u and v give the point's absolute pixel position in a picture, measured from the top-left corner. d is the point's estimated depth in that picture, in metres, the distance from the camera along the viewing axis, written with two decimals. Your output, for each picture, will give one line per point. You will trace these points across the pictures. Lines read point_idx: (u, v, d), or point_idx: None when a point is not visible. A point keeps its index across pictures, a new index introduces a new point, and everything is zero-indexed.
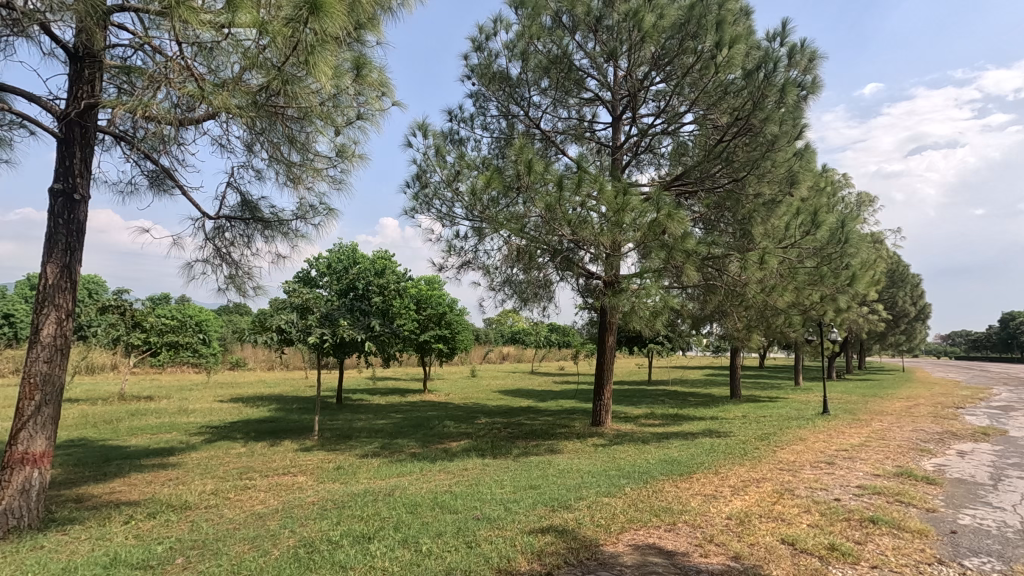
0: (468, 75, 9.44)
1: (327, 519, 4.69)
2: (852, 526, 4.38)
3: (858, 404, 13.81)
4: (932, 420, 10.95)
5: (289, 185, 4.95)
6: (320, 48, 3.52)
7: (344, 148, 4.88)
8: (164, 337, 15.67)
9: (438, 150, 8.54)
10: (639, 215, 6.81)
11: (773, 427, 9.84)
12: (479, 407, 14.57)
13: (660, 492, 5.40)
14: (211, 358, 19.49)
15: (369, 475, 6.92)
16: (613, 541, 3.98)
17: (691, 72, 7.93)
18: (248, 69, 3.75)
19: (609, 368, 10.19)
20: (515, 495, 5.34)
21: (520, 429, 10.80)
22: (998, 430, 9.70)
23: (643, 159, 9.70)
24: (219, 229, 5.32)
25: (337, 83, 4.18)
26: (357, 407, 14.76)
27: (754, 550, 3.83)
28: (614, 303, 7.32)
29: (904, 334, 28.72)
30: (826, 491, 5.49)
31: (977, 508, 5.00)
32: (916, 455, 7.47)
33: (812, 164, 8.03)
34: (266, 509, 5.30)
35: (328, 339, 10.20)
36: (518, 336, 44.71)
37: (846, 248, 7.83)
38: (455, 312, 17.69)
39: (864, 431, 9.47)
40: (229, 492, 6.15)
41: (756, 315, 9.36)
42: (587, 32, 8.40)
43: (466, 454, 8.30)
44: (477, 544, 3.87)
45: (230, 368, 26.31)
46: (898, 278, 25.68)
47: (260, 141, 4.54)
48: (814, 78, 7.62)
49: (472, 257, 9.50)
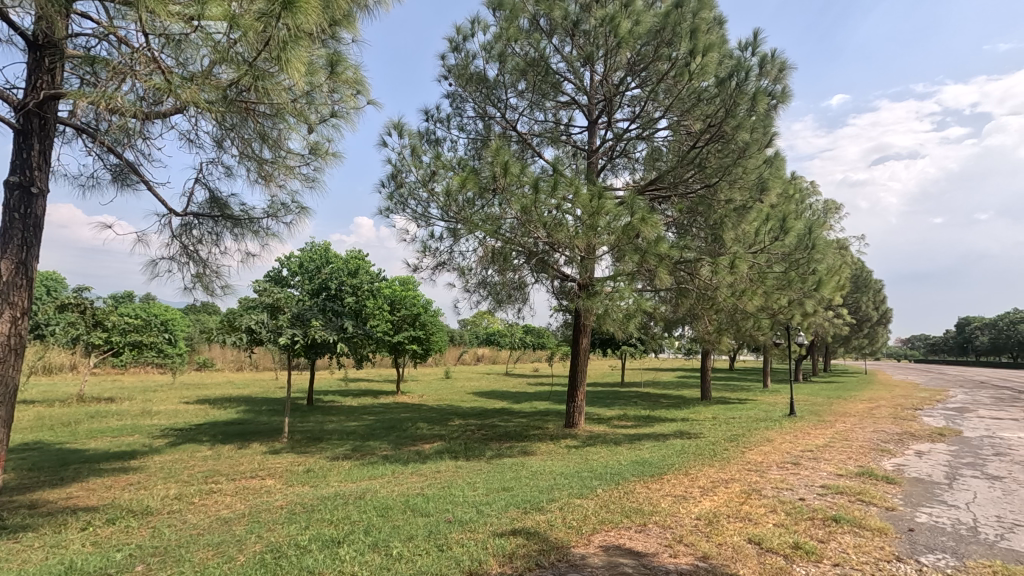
0: (445, 75, 9.42)
1: (295, 523, 4.60)
2: (816, 525, 4.49)
3: (824, 406, 14.21)
4: (892, 421, 11.35)
5: (260, 182, 4.81)
6: (294, 45, 3.48)
7: (318, 146, 4.79)
8: (127, 337, 15.24)
9: (414, 150, 8.47)
10: (613, 219, 6.86)
11: (742, 428, 10.07)
12: (453, 409, 14.52)
13: (632, 493, 5.46)
14: (178, 358, 18.95)
15: (340, 478, 6.81)
16: (584, 542, 4.01)
17: (665, 79, 8.03)
18: (218, 63, 3.66)
19: (583, 371, 10.27)
20: (487, 497, 5.34)
21: (494, 431, 10.80)
22: (953, 431, 10.14)
23: (618, 163, 9.80)
24: (186, 226, 5.13)
25: (310, 80, 4.08)
26: (329, 409, 14.57)
27: (722, 550, 3.89)
28: (588, 306, 7.37)
29: (867, 338, 29.68)
30: (791, 492, 5.62)
31: (934, 507, 5.18)
32: (876, 455, 7.72)
33: (781, 171, 8.22)
34: (232, 514, 5.17)
35: (299, 339, 10.00)
36: (493, 337, 44.71)
37: (812, 253, 8.17)
38: (430, 313, 17.58)
39: (829, 432, 9.74)
40: (193, 496, 5.98)
41: (727, 319, 9.55)
42: (564, 36, 8.47)
43: (439, 455, 8.28)
44: (448, 547, 3.85)
45: (197, 369, 25.71)
46: (862, 283, 26.50)
47: (230, 136, 4.43)
48: (784, 88, 7.81)
49: (447, 258, 9.46)
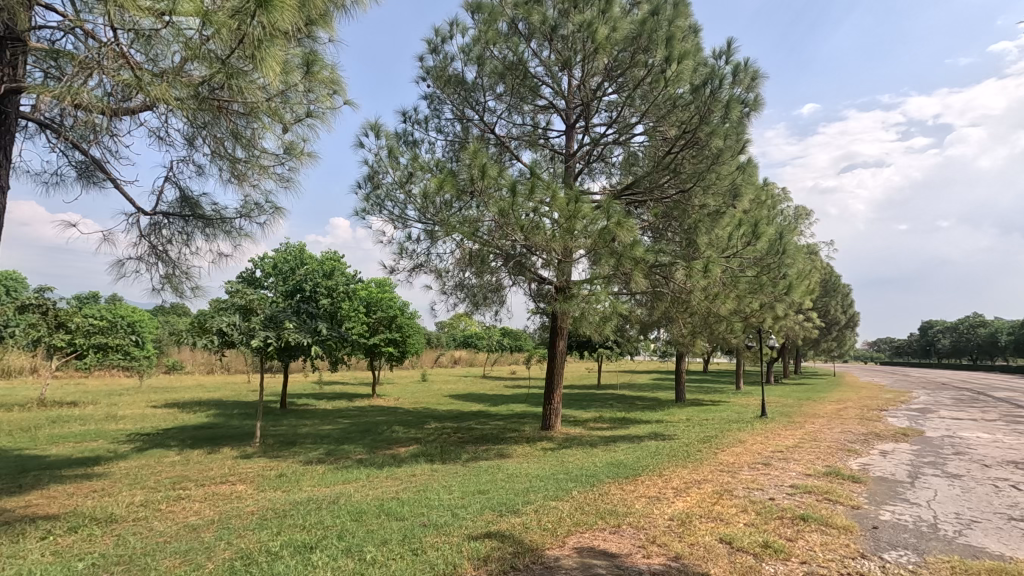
0: (423, 77, 9.39)
1: (267, 529, 4.52)
2: (785, 524, 4.60)
3: (794, 407, 14.55)
4: (858, 422, 11.67)
5: (233, 182, 4.70)
6: (268, 43, 3.44)
7: (293, 146, 4.71)
8: (91, 338, 14.78)
9: (391, 151, 8.41)
10: (590, 223, 6.92)
11: (715, 430, 10.24)
12: (429, 412, 14.41)
13: (606, 494, 5.51)
14: (145, 360, 18.45)
15: (313, 482, 6.72)
16: (559, 544, 4.03)
17: (642, 84, 8.15)
18: (191, 61, 3.59)
19: (560, 373, 10.33)
20: (463, 500, 5.33)
21: (471, 433, 10.76)
22: (916, 431, 10.47)
23: (595, 167, 9.89)
24: (155, 226, 4.98)
25: (286, 79, 4.04)
26: (302, 413, 14.33)
27: (694, 550, 3.96)
28: (565, 308, 7.43)
29: (836, 341, 30.46)
30: (762, 492, 5.74)
31: (896, 505, 5.35)
32: (843, 455, 7.93)
33: (753, 178, 8.40)
34: (201, 520, 5.05)
35: (272, 341, 9.83)
36: (471, 340, 44.55)
37: (783, 258, 8.34)
38: (407, 315, 17.44)
39: (799, 433, 9.94)
40: (160, 503, 5.82)
41: (701, 322, 9.69)
42: (542, 40, 8.53)
43: (414, 459, 8.23)
44: (423, 551, 3.83)
45: (166, 372, 25.07)
46: (831, 287, 27.17)
47: (202, 134, 4.34)
48: (756, 96, 8.00)
49: (424, 260, 9.42)
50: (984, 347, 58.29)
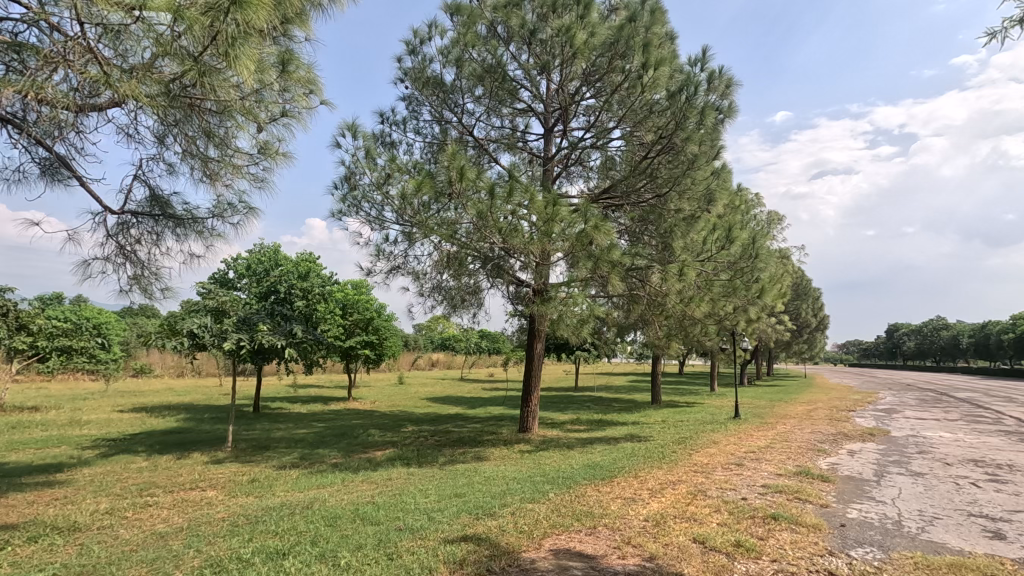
0: (401, 78, 9.34)
1: (238, 536, 4.42)
2: (756, 523, 4.70)
3: (766, 409, 14.86)
4: (828, 422, 11.96)
5: (204, 182, 4.60)
6: (242, 41, 3.38)
7: (267, 146, 4.61)
8: (55, 341, 14.42)
9: (368, 152, 8.35)
10: (567, 226, 6.96)
11: (689, 431, 10.37)
12: (406, 415, 14.30)
13: (583, 496, 5.55)
14: (111, 364, 17.92)
15: (287, 488, 6.61)
16: (535, 547, 4.04)
17: (619, 90, 8.24)
18: (161, 57, 3.52)
19: (537, 376, 10.37)
20: (440, 504, 5.30)
21: (448, 437, 10.70)
22: (882, 431, 10.76)
23: (573, 171, 9.96)
24: (123, 225, 4.83)
25: (261, 78, 3.97)
26: (276, 416, 14.10)
27: (668, 550, 4.01)
28: (543, 311, 7.49)
29: (807, 343, 31.16)
30: (734, 492, 5.84)
31: (864, 503, 5.50)
32: (813, 455, 8.11)
33: (727, 184, 8.55)
34: (169, 528, 4.93)
35: (245, 344, 9.64)
36: (448, 342, 44.31)
37: (756, 263, 8.42)
38: (384, 318, 17.29)
39: (771, 434, 10.12)
40: (127, 511, 5.66)
41: (676, 325, 9.78)
42: (521, 43, 8.57)
43: (391, 462, 8.16)
44: (398, 555, 3.79)
45: (133, 375, 24.37)
46: (802, 290, 27.77)
47: (173, 132, 4.24)
48: (730, 103, 8.16)
49: (402, 262, 9.36)
50: (947, 349, 60.30)
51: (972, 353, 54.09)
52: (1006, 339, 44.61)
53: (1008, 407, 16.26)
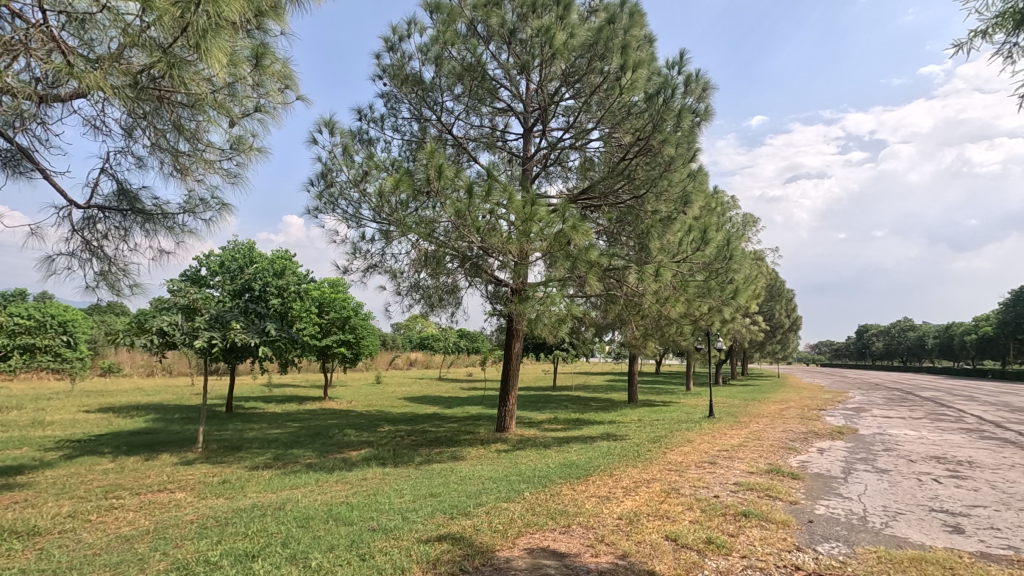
0: (379, 75, 9.25)
1: (206, 538, 4.34)
2: (727, 520, 4.78)
3: (740, 408, 15.08)
4: (799, 421, 12.22)
5: (175, 176, 4.50)
6: (214, 33, 3.30)
7: (241, 140, 4.52)
8: (17, 339, 13.89)
9: (346, 149, 8.25)
10: (546, 226, 6.98)
11: (665, 430, 10.49)
12: (383, 415, 14.12)
13: (558, 495, 5.56)
14: (76, 363, 17.38)
15: (259, 488, 6.50)
16: (509, 545, 4.04)
17: (598, 91, 8.28)
18: (129, 47, 3.43)
19: (515, 375, 10.39)
20: (414, 504, 5.23)
21: (424, 437, 10.57)
22: (851, 430, 11.00)
23: (552, 171, 9.99)
24: (88, 220, 4.68)
25: (233, 71, 3.89)
26: (249, 416, 13.84)
27: (641, 548, 4.06)
28: (521, 310, 7.53)
29: (780, 343, 31.79)
30: (707, 489, 5.94)
31: (831, 499, 5.65)
32: (784, 453, 8.28)
33: (703, 186, 8.64)
34: (135, 531, 4.81)
35: (217, 342, 9.43)
36: (427, 341, 43.98)
37: (730, 264, 8.54)
38: (361, 317, 17.08)
39: (744, 433, 10.27)
40: (91, 514, 5.50)
41: (652, 325, 9.87)
42: (501, 43, 8.58)
43: (366, 463, 8.07)
44: (370, 556, 3.76)
45: (101, 374, 23.73)
46: (776, 292, 28.24)
47: (142, 125, 4.14)
48: (707, 106, 8.29)
49: (379, 260, 9.28)
50: (913, 349, 62.07)
51: (936, 353, 55.80)
52: (969, 339, 46.08)
53: (970, 405, 16.75)
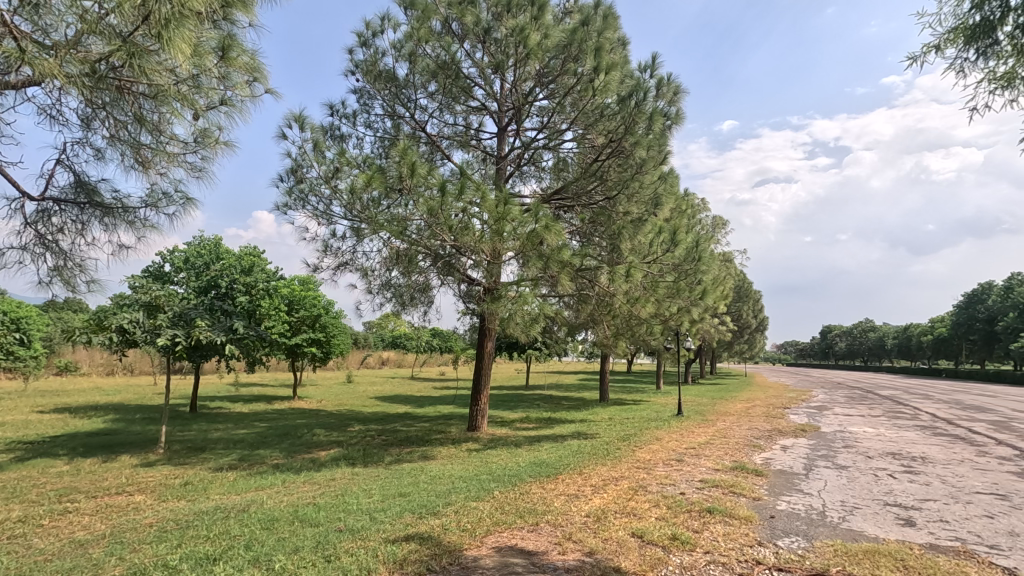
0: (352, 70, 9.13)
1: (165, 542, 4.22)
2: (692, 516, 4.87)
3: (708, 406, 15.40)
4: (763, 419, 12.52)
5: (136, 169, 4.35)
6: (177, 23, 3.19)
7: (206, 133, 4.39)
8: None
9: (316, 145, 8.11)
10: (518, 225, 6.98)
11: (634, 428, 10.65)
12: (353, 414, 13.99)
13: (528, 493, 5.60)
14: (30, 361, 16.71)
15: (222, 491, 6.32)
16: (477, 545, 4.04)
17: (572, 92, 8.35)
18: (87, 35, 3.30)
19: (487, 374, 10.39)
20: (382, 504, 5.20)
21: (394, 436, 10.51)
22: (813, 427, 11.31)
23: (526, 171, 10.02)
24: (42, 213, 4.50)
25: (198, 62, 3.77)
26: (215, 416, 13.52)
27: (607, 545, 4.10)
28: (493, 310, 7.51)
29: (747, 343, 32.53)
30: (674, 486, 6.05)
31: (792, 495, 5.82)
32: (749, 450, 8.48)
33: (673, 189, 8.78)
34: (89, 535, 4.64)
35: (180, 341, 9.14)
36: (399, 341, 43.61)
37: (699, 265, 8.67)
38: (332, 315, 16.82)
39: (711, 431, 10.48)
40: (42, 518, 5.29)
41: (623, 325, 10.01)
42: (475, 41, 8.56)
43: (335, 463, 7.96)
44: (336, 557, 3.71)
45: (57, 373, 22.87)
46: (743, 293, 28.89)
47: (101, 116, 4.01)
48: (678, 110, 8.43)
49: (350, 258, 9.16)
50: (874, 350, 64.17)
51: (895, 353, 57.78)
52: (926, 340, 47.84)
53: (927, 403, 17.39)
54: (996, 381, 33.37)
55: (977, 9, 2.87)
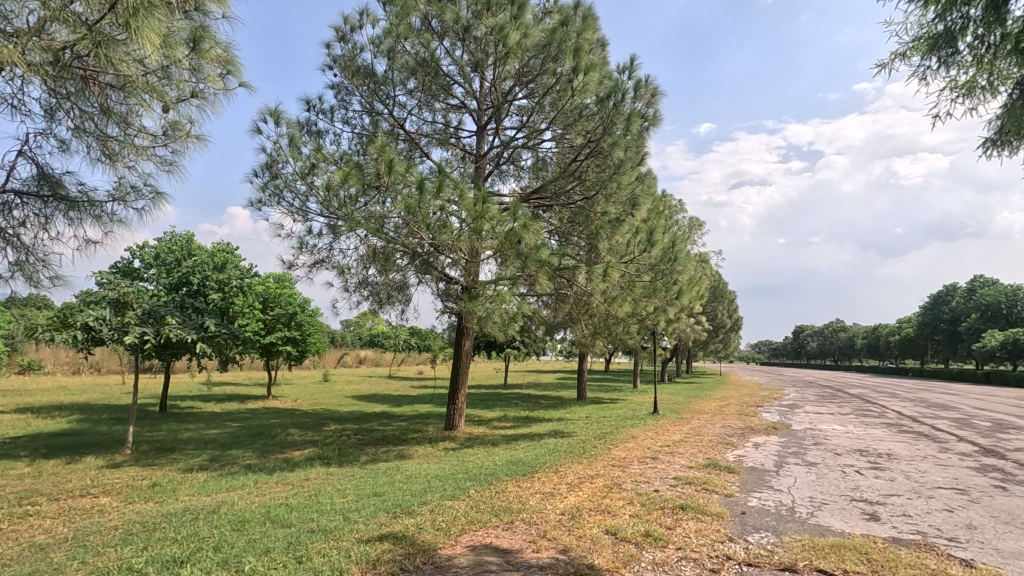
0: (330, 65, 9.00)
1: (132, 544, 4.12)
2: (665, 513, 4.94)
3: (683, 405, 15.60)
4: (737, 417, 12.74)
5: (103, 162, 4.22)
6: (146, 12, 3.10)
7: (177, 126, 4.29)
8: None
9: (292, 140, 7.98)
10: (497, 224, 6.97)
11: (610, 427, 10.71)
12: (329, 414, 13.79)
13: (503, 492, 5.60)
14: None
15: (192, 491, 6.21)
16: (451, 544, 4.03)
17: (551, 92, 8.37)
18: (49, 22, 3.20)
19: (465, 372, 10.38)
20: (357, 504, 5.15)
21: (371, 436, 10.40)
22: (784, 425, 11.53)
23: (506, 170, 10.01)
24: (3, 206, 4.35)
25: (168, 53, 3.69)
26: (185, 416, 13.21)
27: (581, 542, 4.13)
28: (471, 308, 7.49)
29: (722, 343, 33.07)
30: (648, 484, 6.13)
31: (763, 491, 5.93)
32: (723, 448, 8.61)
33: (651, 190, 8.88)
34: (51, 539, 4.50)
35: (149, 339, 8.89)
36: (377, 340, 43.24)
37: (675, 266, 8.72)
38: (308, 314, 16.59)
39: (686, 429, 10.60)
40: (2, 522, 5.11)
41: (601, 324, 10.09)
42: (455, 39, 8.53)
43: (309, 463, 7.85)
44: (308, 558, 3.67)
45: (20, 373, 22.13)
46: (719, 294, 29.41)
47: (65, 107, 3.89)
48: (656, 112, 8.52)
49: (326, 255, 9.04)
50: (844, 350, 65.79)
51: (864, 353, 59.30)
52: (893, 340, 49.21)
53: (894, 402, 17.84)
54: (960, 380, 34.43)
55: (941, 19, 2.92)
